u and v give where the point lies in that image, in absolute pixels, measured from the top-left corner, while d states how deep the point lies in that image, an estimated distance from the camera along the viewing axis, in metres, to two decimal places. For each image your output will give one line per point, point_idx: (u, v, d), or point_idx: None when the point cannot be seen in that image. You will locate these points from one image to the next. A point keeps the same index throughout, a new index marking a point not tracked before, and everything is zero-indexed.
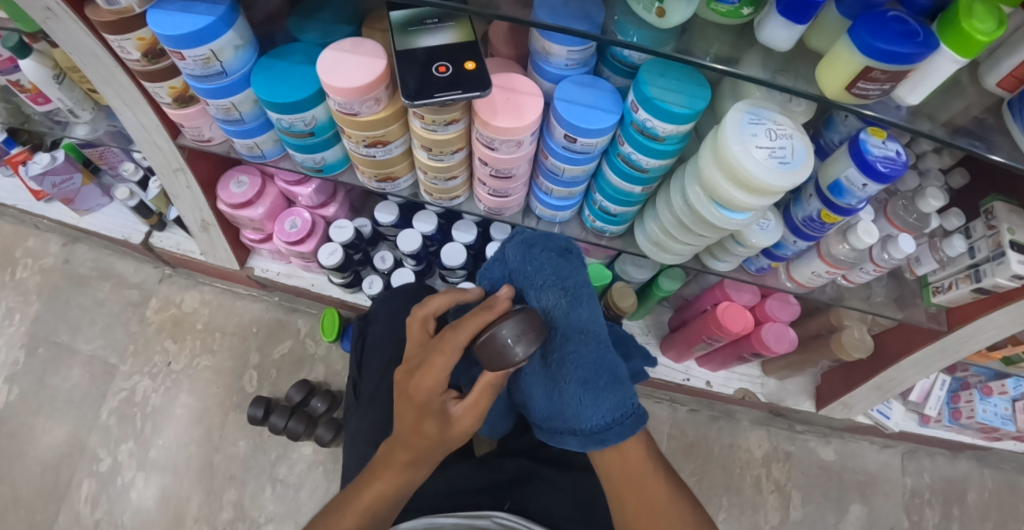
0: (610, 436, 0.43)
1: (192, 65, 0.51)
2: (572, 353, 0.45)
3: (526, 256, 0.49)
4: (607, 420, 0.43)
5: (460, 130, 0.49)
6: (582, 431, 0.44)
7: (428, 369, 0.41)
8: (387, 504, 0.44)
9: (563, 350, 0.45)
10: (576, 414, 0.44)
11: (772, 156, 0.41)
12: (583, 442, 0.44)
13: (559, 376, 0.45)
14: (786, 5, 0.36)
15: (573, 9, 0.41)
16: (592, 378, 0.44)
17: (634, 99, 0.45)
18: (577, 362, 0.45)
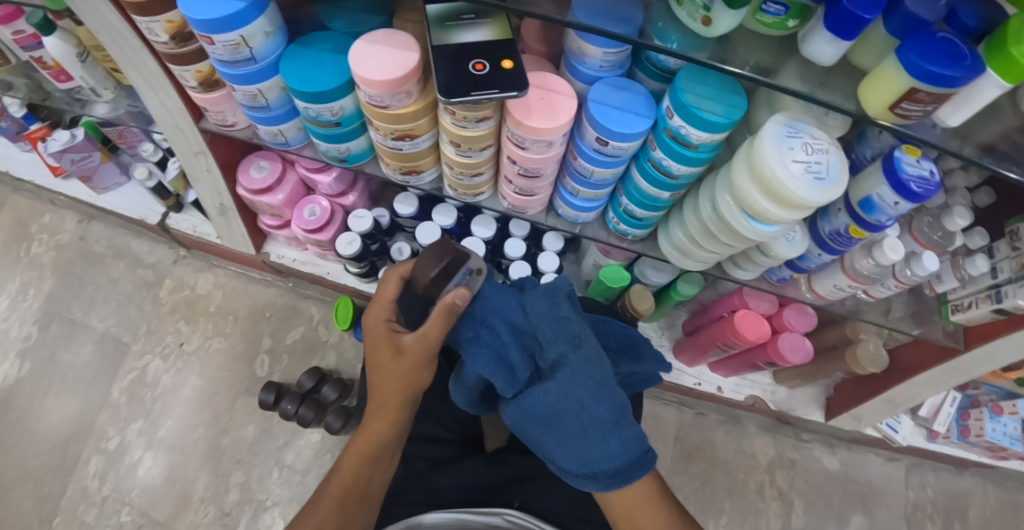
0: (633, 471, 0.45)
1: (221, 51, 0.51)
2: (602, 398, 0.46)
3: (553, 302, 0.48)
4: (631, 457, 0.45)
5: (489, 128, 0.49)
6: (606, 472, 0.45)
7: (380, 300, 0.53)
8: (366, 461, 0.51)
9: (594, 393, 0.45)
10: (603, 454, 0.45)
11: (807, 171, 0.41)
12: (605, 482, 0.45)
13: (580, 423, 0.45)
14: (833, 19, 0.35)
15: (611, 13, 0.41)
16: (616, 420, 0.46)
17: (670, 106, 0.44)
18: (607, 407, 0.46)
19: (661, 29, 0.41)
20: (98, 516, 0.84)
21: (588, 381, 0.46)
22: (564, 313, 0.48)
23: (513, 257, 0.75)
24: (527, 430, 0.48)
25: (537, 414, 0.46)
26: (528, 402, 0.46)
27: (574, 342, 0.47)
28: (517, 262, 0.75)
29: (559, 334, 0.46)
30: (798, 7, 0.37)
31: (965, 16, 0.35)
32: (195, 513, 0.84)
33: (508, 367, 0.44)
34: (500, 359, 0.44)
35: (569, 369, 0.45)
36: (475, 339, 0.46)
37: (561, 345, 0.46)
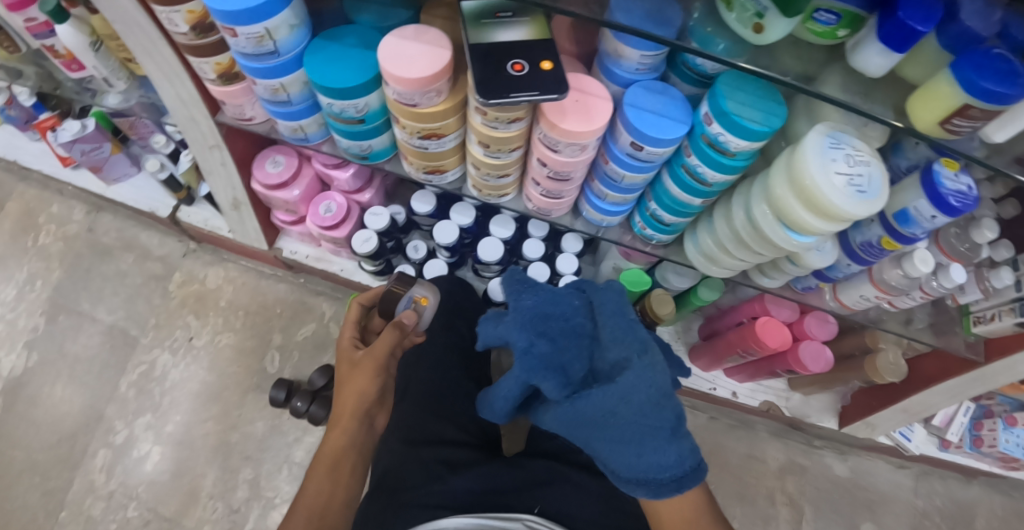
0: (686, 482, 0.46)
1: (244, 43, 0.49)
2: (662, 406, 0.46)
3: (614, 308, 0.51)
4: (684, 467, 0.46)
5: (521, 129, 0.48)
6: (657, 481, 0.46)
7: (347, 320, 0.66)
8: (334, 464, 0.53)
9: (654, 401, 0.46)
10: (657, 463, 0.45)
11: (850, 184, 0.40)
12: (656, 490, 0.46)
13: (643, 431, 0.46)
14: (887, 31, 0.34)
15: (654, 16, 0.40)
16: (673, 430, 0.47)
17: (708, 112, 0.43)
18: (665, 416, 0.46)
19: (710, 35, 0.39)
20: (105, 510, 0.83)
21: (649, 388, 0.46)
22: (632, 317, 0.51)
23: (532, 258, 0.74)
24: (579, 433, 0.49)
25: (593, 417, 0.46)
26: (583, 402, 0.46)
27: (638, 349, 0.48)
28: (535, 263, 0.74)
29: (623, 339, 0.49)
30: (850, 16, 0.36)
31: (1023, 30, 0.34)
32: (203, 509, 0.84)
33: (565, 372, 0.48)
34: (558, 366, 0.48)
35: (632, 372, 0.46)
36: (533, 343, 0.48)
37: (623, 348, 0.48)
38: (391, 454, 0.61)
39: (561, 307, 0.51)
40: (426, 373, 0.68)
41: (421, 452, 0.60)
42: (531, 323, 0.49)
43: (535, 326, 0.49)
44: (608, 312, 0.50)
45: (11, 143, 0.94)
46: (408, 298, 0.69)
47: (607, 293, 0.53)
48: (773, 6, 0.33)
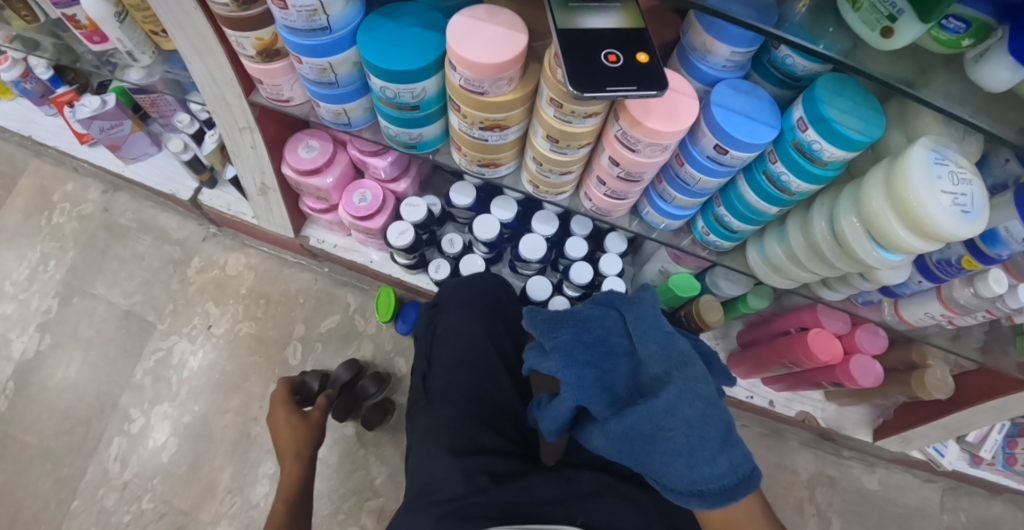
0: (740, 490, 0.43)
1: (294, 16, 0.45)
2: (710, 416, 0.44)
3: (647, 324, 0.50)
4: (738, 475, 0.43)
5: (595, 125, 0.45)
6: (711, 492, 0.42)
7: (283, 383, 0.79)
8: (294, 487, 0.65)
9: (703, 412, 0.44)
10: (709, 474, 0.42)
11: (955, 203, 0.38)
12: (711, 501, 0.43)
13: (695, 444, 0.43)
14: (1019, 44, 0.31)
15: (757, 12, 0.36)
16: (725, 439, 0.44)
17: (803, 117, 0.41)
18: (714, 425, 0.44)
19: (830, 36, 0.37)
20: (119, 501, 0.80)
21: (695, 399, 0.44)
22: (669, 329, 0.50)
23: (574, 257, 0.71)
24: (626, 448, 0.46)
25: (641, 430, 0.45)
26: (631, 419, 0.45)
27: (676, 362, 0.47)
28: (578, 263, 0.71)
29: (662, 353, 0.48)
30: (979, 25, 0.33)
31: None
32: (220, 504, 0.81)
33: (611, 391, 0.48)
34: (605, 386, 0.48)
35: (673, 387, 0.44)
36: (581, 375, 0.48)
37: (664, 362, 0.47)
38: (432, 461, 0.59)
39: (601, 332, 0.52)
40: (469, 376, 0.66)
41: (463, 461, 0.58)
42: (576, 356, 0.49)
43: (579, 358, 0.49)
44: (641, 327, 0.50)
45: (25, 118, 0.90)
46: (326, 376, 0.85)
47: (641, 307, 0.52)
48: (910, 9, 0.30)
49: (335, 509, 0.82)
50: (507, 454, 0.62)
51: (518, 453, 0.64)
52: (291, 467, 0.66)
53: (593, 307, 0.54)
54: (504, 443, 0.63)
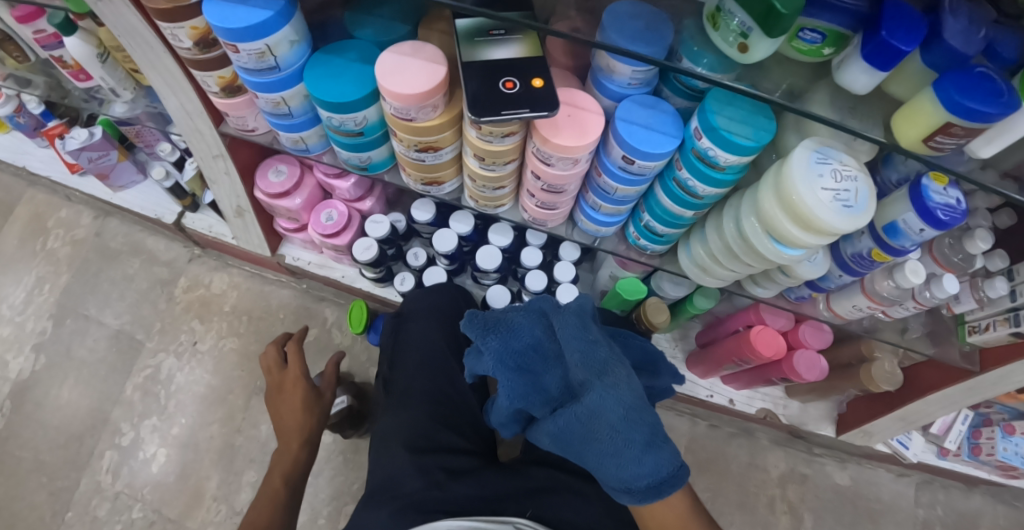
0: (666, 488, 0.49)
1: (245, 59, 0.50)
2: (633, 421, 0.51)
3: (573, 333, 0.54)
4: (663, 475, 0.49)
5: (514, 143, 0.49)
6: (638, 489, 0.49)
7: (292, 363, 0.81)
8: (297, 470, 0.69)
9: (625, 417, 0.51)
10: (635, 473, 0.50)
11: (836, 199, 0.40)
12: (639, 496, 0.50)
13: (618, 444, 0.50)
14: (871, 50, 0.35)
15: (643, 36, 0.41)
16: (649, 440, 0.51)
17: (698, 127, 0.44)
18: (638, 429, 0.51)
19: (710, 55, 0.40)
20: (110, 511, 0.84)
21: (617, 405, 0.51)
22: (593, 338, 0.54)
23: (530, 266, 0.75)
24: (569, 445, 0.54)
25: (574, 431, 0.52)
26: (564, 420, 0.52)
27: (598, 371, 0.52)
28: (534, 271, 0.75)
29: (586, 361, 0.52)
30: (834, 35, 0.36)
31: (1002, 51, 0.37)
32: (206, 511, 0.85)
33: (546, 393, 0.53)
34: (540, 388, 0.54)
35: (594, 394, 0.51)
36: (512, 379, 0.52)
37: (588, 371, 0.52)
38: (394, 461, 0.63)
39: (528, 340, 0.55)
40: (426, 381, 0.70)
41: (420, 458, 0.62)
42: (506, 362, 0.53)
43: (509, 363, 0.53)
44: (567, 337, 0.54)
45: (20, 150, 0.96)
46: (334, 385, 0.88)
47: (569, 313, 0.56)
48: (756, 27, 0.34)
49: (314, 515, 0.86)
50: (467, 452, 0.65)
51: (476, 451, 0.66)
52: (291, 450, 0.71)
53: (524, 315, 0.57)
54: (463, 443, 0.66)
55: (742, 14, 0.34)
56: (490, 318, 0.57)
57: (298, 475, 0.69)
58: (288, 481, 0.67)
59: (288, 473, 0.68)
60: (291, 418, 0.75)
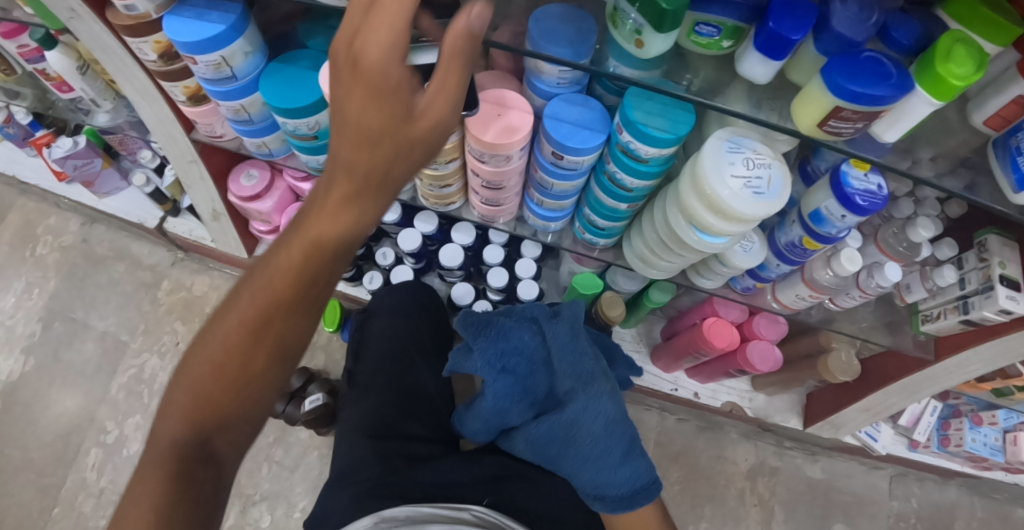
0: (638, 499, 0.52)
1: (204, 69, 0.53)
2: (613, 431, 0.54)
3: (565, 345, 0.56)
4: (637, 485, 0.52)
5: (453, 142, 0.51)
6: (611, 496, 0.52)
7: (376, 22, 0.30)
8: (337, 247, 0.34)
9: (605, 426, 0.54)
10: (611, 479, 0.53)
11: (747, 186, 0.42)
12: (611, 504, 0.52)
13: (596, 452, 0.53)
14: (762, 40, 0.37)
15: (567, 34, 0.43)
16: (626, 451, 0.54)
17: (619, 121, 0.46)
18: (617, 439, 0.54)
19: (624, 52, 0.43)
20: (95, 507, 0.87)
21: (598, 415, 0.54)
22: (582, 349, 0.57)
23: (492, 263, 0.76)
24: (548, 451, 0.57)
25: (555, 437, 0.56)
26: (547, 424, 0.56)
27: (584, 380, 0.55)
28: (495, 268, 0.77)
29: (573, 371, 0.55)
30: (729, 28, 0.38)
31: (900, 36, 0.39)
32: None
33: (532, 396, 0.57)
34: (526, 390, 0.56)
35: (578, 402, 0.54)
36: (499, 380, 0.55)
37: (574, 380, 0.55)
38: (354, 447, 0.65)
39: (516, 347, 0.57)
40: (388, 374, 0.73)
41: (379, 444, 0.64)
42: (494, 363, 0.56)
43: (496, 364, 0.56)
44: (559, 346, 0.56)
45: (11, 159, 1.00)
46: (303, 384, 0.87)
47: (563, 324, 0.58)
48: (647, 23, 0.36)
49: (291, 508, 0.88)
50: (427, 440, 0.68)
51: (436, 438, 0.69)
52: (327, 211, 0.33)
53: (515, 320, 0.59)
54: (424, 431, 0.69)
55: (633, 13, 0.36)
56: (482, 319, 0.59)
57: (326, 254, 0.34)
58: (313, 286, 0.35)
59: (308, 257, 0.34)
60: (349, 156, 0.32)
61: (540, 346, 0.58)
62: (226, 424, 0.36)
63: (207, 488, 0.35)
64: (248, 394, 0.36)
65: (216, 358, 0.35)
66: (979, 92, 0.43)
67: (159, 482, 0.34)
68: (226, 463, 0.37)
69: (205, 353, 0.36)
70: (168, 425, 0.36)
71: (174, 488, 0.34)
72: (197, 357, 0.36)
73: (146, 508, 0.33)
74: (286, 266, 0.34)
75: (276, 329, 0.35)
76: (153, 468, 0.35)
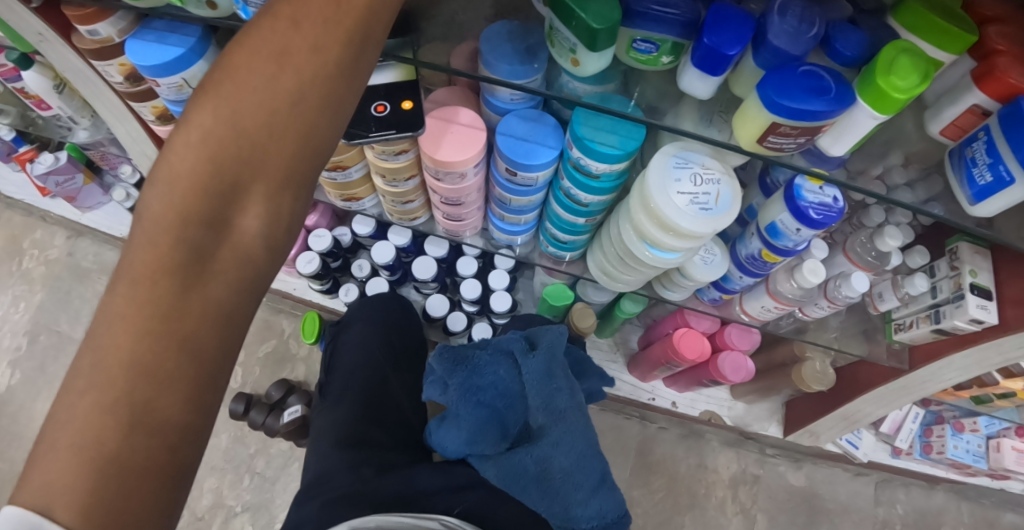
0: None
1: (167, 91, 0.54)
2: (584, 466, 0.58)
3: (541, 381, 0.58)
4: (607, 518, 0.57)
5: (409, 160, 0.52)
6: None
7: None
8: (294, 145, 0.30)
9: (577, 461, 0.57)
10: (583, 514, 0.56)
11: (692, 202, 0.43)
12: None
13: (569, 486, 0.56)
14: (699, 57, 0.37)
15: (519, 49, 0.42)
16: (597, 485, 0.58)
17: (569, 138, 0.46)
18: (589, 474, 0.58)
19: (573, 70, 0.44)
20: None
21: (569, 450, 0.57)
22: (556, 384, 0.59)
23: (465, 275, 0.76)
24: (518, 486, 0.56)
25: (527, 472, 0.56)
26: (520, 456, 0.56)
27: (557, 417, 0.57)
28: (469, 280, 0.76)
29: (546, 407, 0.57)
30: (666, 44, 0.38)
31: (843, 49, 0.38)
32: None
33: (504, 427, 0.56)
34: (499, 422, 0.56)
35: (552, 438, 0.56)
36: (474, 413, 0.55)
37: (548, 415, 0.57)
38: (326, 458, 0.65)
39: (492, 381, 0.57)
40: (359, 384, 0.73)
41: (349, 453, 0.65)
42: (470, 396, 0.56)
43: (471, 398, 0.56)
44: (534, 381, 0.57)
45: None
46: (280, 394, 0.90)
47: (539, 361, 0.59)
48: (580, 44, 0.36)
49: (272, 519, 0.89)
50: (394, 449, 0.67)
51: (406, 447, 0.69)
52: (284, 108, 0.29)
53: (490, 355, 0.60)
54: (392, 440, 0.69)
55: (566, 33, 0.36)
56: (460, 353, 0.61)
57: (307, 130, 0.30)
58: (361, 41, 0.31)
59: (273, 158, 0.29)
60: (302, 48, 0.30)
61: (515, 379, 0.58)
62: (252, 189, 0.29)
63: (229, 269, 0.29)
64: (279, 151, 0.30)
65: (161, 263, 0.27)
66: (934, 100, 0.42)
67: (170, 255, 0.27)
68: (253, 248, 0.30)
69: (227, 93, 0.29)
70: (175, 177, 0.28)
71: (149, 356, 0.26)
72: (190, 149, 0.28)
73: (106, 400, 0.25)
74: (229, 171, 0.29)
75: (323, 82, 0.30)
76: (161, 229, 0.28)
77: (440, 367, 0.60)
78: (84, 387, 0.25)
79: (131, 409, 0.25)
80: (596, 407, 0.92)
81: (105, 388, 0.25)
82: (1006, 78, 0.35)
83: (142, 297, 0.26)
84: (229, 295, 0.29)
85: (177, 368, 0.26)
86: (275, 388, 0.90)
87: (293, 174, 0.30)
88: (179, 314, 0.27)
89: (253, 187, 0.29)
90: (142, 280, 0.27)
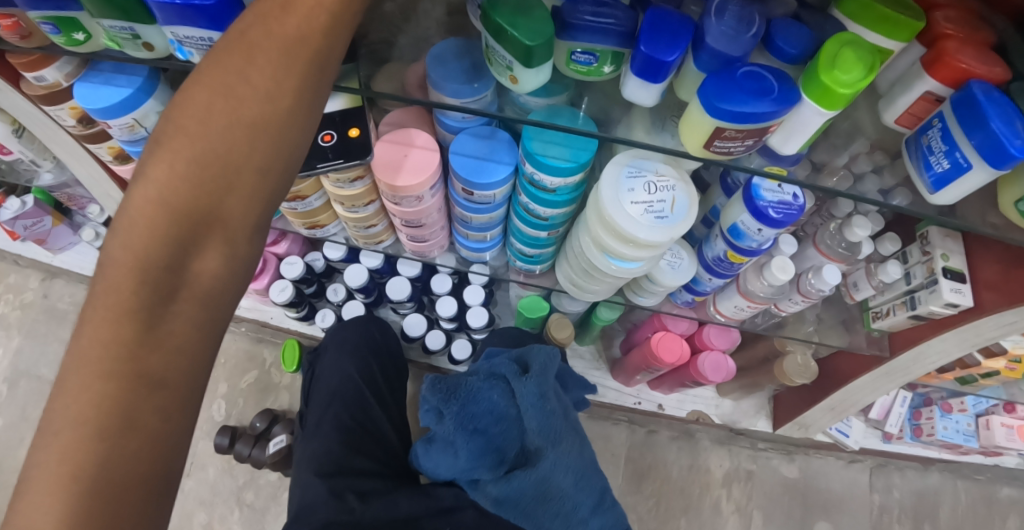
0: None
1: (119, 132, 0.52)
2: (583, 487, 0.57)
3: (538, 405, 0.54)
4: None
5: (366, 186, 0.51)
6: None
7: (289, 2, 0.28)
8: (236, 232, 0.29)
9: (575, 483, 0.56)
10: None
11: (648, 211, 0.42)
12: None
13: (567, 508, 0.56)
14: (638, 65, 0.36)
15: (464, 65, 0.41)
16: (596, 506, 0.58)
17: (521, 153, 0.45)
18: (587, 494, 0.58)
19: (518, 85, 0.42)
20: None
21: (567, 473, 0.56)
22: (551, 407, 0.55)
23: (440, 292, 0.76)
24: (517, 511, 0.56)
25: (527, 496, 0.55)
26: (518, 483, 0.54)
27: (553, 440, 0.55)
28: (444, 297, 0.76)
29: (542, 431, 0.54)
30: (604, 53, 0.37)
31: (786, 44, 0.36)
32: None
33: (500, 452, 0.55)
34: (494, 448, 0.55)
35: (549, 463, 0.55)
36: (468, 441, 0.54)
37: (545, 437, 0.55)
38: (305, 486, 0.63)
39: (487, 408, 0.55)
40: (338, 411, 0.72)
41: (331, 481, 0.62)
42: (466, 425, 0.54)
43: (466, 426, 0.55)
44: (530, 404, 0.54)
45: None
46: (264, 424, 0.88)
47: (534, 382, 0.55)
48: (515, 60, 0.36)
49: None
50: (375, 474, 0.67)
51: (387, 475, 0.68)
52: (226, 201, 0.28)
53: (483, 379, 0.57)
54: (374, 465, 0.68)
55: (501, 51, 0.36)
56: (451, 384, 0.57)
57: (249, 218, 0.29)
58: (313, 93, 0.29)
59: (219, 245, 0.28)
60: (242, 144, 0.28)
61: (508, 402, 0.55)
62: (218, 226, 0.28)
63: (194, 310, 0.28)
64: (234, 204, 0.28)
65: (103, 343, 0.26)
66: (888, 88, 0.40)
67: (132, 301, 0.26)
68: (212, 289, 0.29)
69: (173, 155, 0.26)
70: (130, 226, 0.27)
71: (128, 391, 0.25)
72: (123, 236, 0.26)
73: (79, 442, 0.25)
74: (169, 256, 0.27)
75: (277, 134, 0.28)
76: (122, 284, 0.26)
77: (432, 399, 0.56)
78: (57, 429, 0.25)
79: (121, 428, 0.25)
80: (584, 414, 0.91)
81: (81, 422, 0.25)
82: (956, 62, 0.33)
83: (112, 328, 0.26)
84: (196, 332, 0.28)
85: (156, 404, 0.26)
86: (258, 418, 0.89)
87: (248, 226, 0.29)
88: (152, 343, 0.26)
89: (213, 237, 0.28)
90: (109, 323, 0.26)
